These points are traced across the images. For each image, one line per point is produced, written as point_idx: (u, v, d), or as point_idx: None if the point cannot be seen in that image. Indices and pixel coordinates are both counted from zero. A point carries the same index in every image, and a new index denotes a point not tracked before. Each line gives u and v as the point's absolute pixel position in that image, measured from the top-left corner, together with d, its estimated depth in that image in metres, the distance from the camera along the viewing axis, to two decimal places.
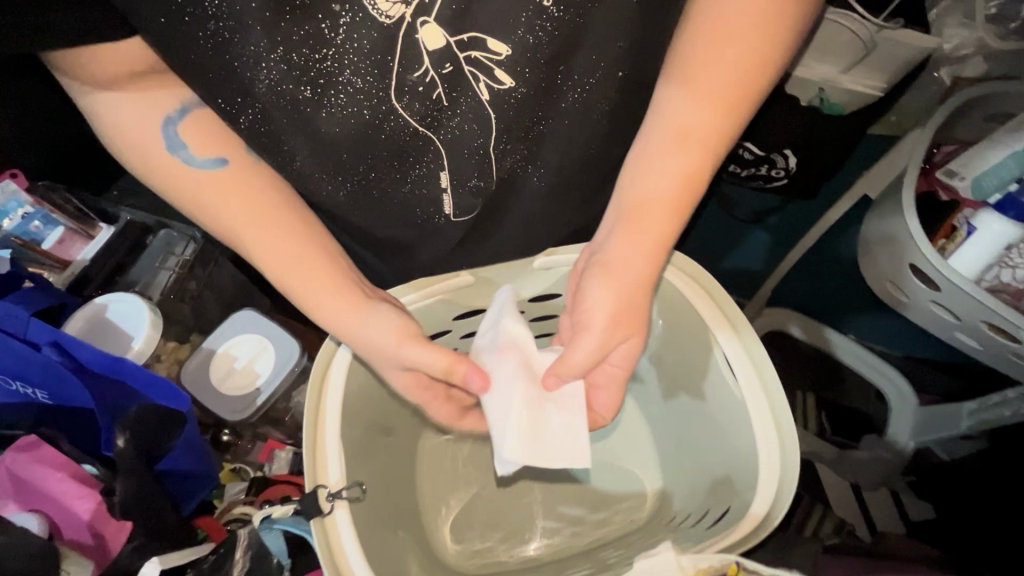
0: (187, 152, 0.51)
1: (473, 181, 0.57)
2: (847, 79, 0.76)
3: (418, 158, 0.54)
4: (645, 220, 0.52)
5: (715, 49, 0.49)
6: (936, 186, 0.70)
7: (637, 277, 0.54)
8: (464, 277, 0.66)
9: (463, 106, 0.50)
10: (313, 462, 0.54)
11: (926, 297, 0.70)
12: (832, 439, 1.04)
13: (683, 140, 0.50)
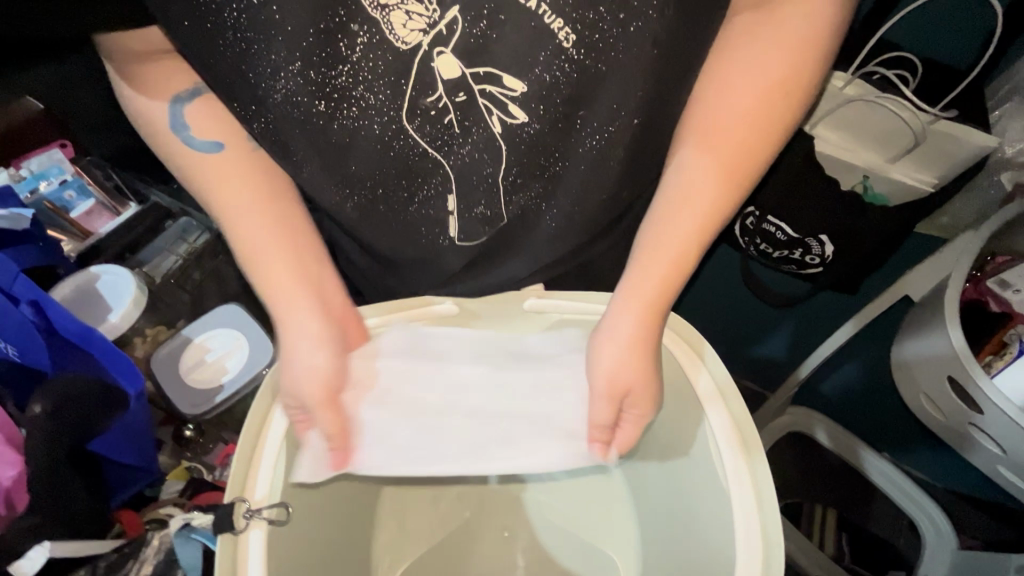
0: (187, 133, 0.50)
1: (479, 209, 0.55)
2: (895, 169, 0.71)
3: (426, 181, 0.53)
4: (648, 278, 0.49)
5: (724, 118, 0.47)
6: (987, 296, 0.63)
7: (634, 351, 0.49)
8: (451, 306, 0.60)
9: (473, 138, 0.49)
10: (241, 473, 0.50)
11: (966, 418, 0.62)
12: (849, 567, 0.92)
13: (677, 207, 0.48)
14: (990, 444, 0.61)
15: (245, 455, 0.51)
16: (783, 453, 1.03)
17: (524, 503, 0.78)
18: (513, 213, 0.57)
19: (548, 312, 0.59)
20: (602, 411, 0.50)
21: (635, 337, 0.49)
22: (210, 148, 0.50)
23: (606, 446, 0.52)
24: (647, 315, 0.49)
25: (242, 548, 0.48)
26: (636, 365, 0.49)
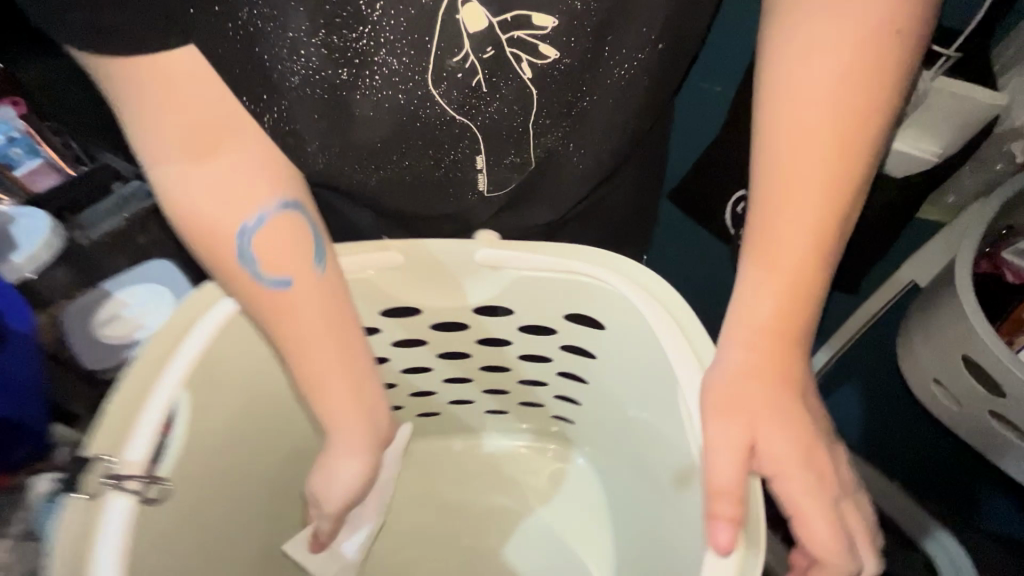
0: (255, 267, 0.44)
1: (510, 157, 0.50)
2: (893, 137, 0.63)
3: (453, 142, 0.48)
4: (757, 318, 0.41)
5: (805, 142, 0.38)
6: (1002, 268, 0.54)
7: (788, 457, 0.38)
8: (394, 254, 0.52)
9: (505, 91, 0.45)
10: (119, 425, 0.43)
11: (988, 406, 0.54)
12: None
13: (789, 227, 0.39)
14: (1014, 435, 0.54)
15: (120, 410, 0.44)
16: None
17: (492, 509, 0.69)
18: (542, 161, 0.52)
19: (502, 267, 0.52)
20: (726, 475, 0.39)
21: (749, 393, 0.40)
22: (280, 285, 0.44)
23: (736, 528, 0.39)
24: (766, 364, 0.40)
25: (97, 521, 0.41)
26: (751, 416, 0.39)
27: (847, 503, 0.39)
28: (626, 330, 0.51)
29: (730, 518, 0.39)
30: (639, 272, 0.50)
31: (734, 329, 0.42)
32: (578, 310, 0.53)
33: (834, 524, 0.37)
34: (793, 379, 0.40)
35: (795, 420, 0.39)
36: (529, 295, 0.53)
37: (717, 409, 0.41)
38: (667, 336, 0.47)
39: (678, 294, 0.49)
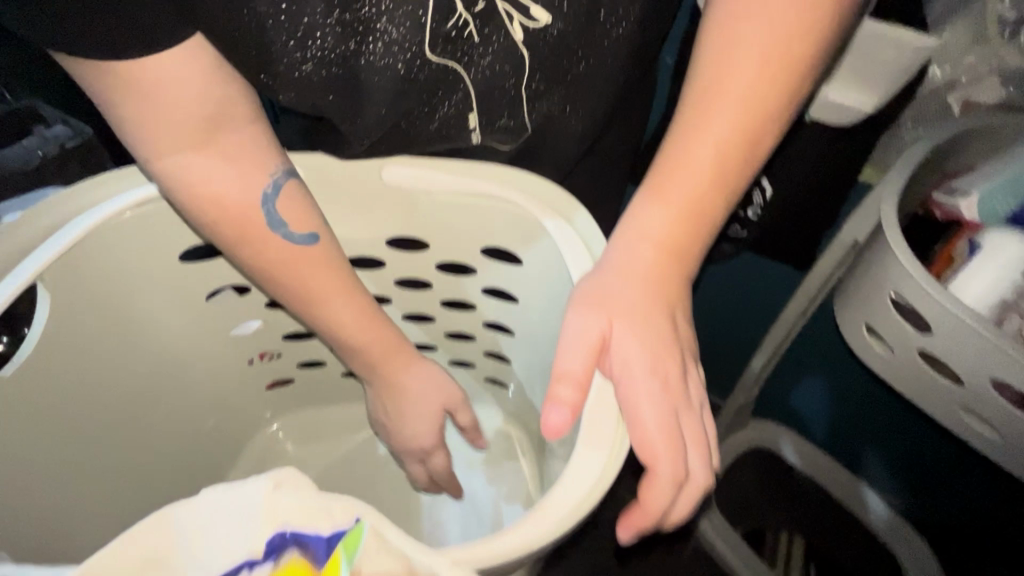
0: (284, 229, 0.49)
1: (503, 120, 0.54)
2: (831, 89, 0.66)
3: (447, 96, 0.51)
4: (647, 234, 0.44)
5: (726, 76, 0.42)
6: (933, 208, 0.57)
7: (644, 352, 0.40)
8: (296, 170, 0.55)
9: (494, 48, 0.48)
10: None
11: (913, 345, 0.53)
12: None
13: (684, 150, 0.44)
14: (940, 377, 0.52)
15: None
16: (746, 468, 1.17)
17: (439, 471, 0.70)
18: (536, 123, 0.56)
19: (403, 182, 0.55)
20: (572, 359, 0.40)
21: (619, 296, 0.42)
22: (306, 242, 0.50)
23: (572, 416, 0.38)
24: (645, 274, 0.43)
25: None
26: (613, 312, 0.41)
27: (691, 425, 0.40)
28: (535, 255, 0.56)
29: (569, 402, 0.38)
30: (551, 194, 0.54)
31: (625, 236, 0.45)
32: (494, 242, 0.58)
33: (670, 440, 0.38)
34: (665, 298, 0.43)
35: (660, 332, 0.41)
36: (444, 221, 0.58)
37: (587, 301, 0.42)
38: (566, 243, 0.51)
39: (580, 210, 0.53)
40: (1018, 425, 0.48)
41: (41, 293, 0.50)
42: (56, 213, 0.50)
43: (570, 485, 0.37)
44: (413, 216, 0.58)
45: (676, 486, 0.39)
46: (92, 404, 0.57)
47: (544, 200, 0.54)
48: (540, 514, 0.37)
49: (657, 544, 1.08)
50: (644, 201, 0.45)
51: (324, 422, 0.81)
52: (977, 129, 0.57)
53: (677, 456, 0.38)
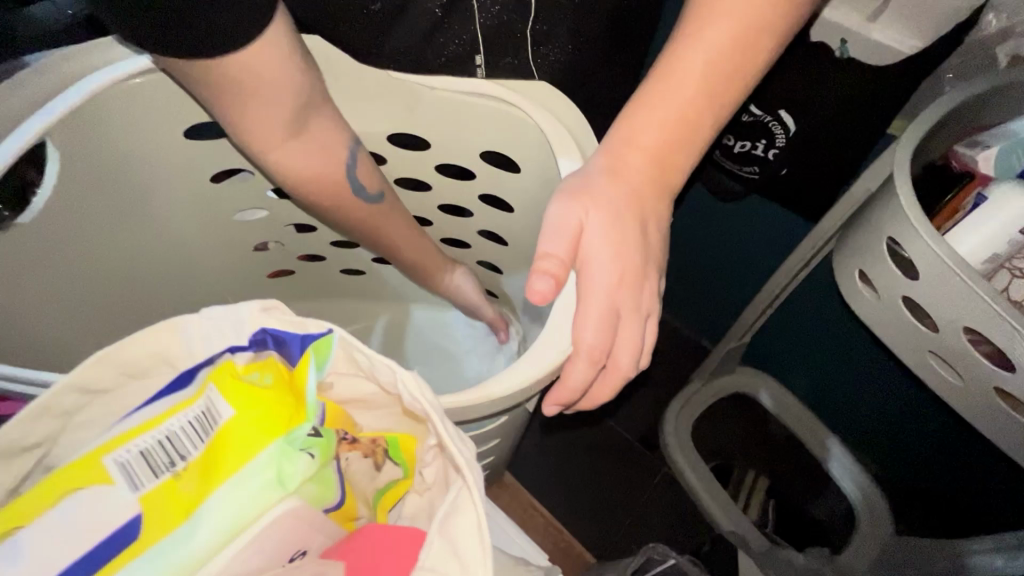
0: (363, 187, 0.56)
1: (507, 59, 0.59)
2: (875, 29, 0.67)
3: (453, 32, 0.56)
4: (636, 139, 0.44)
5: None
6: (952, 160, 0.57)
7: (620, 246, 0.41)
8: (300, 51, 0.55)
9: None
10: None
11: (897, 291, 0.54)
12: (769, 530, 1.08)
13: (685, 56, 0.43)
14: (918, 323, 0.54)
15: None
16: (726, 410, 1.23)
17: None
18: (542, 71, 0.61)
19: (406, 74, 0.55)
20: (553, 242, 0.40)
21: (605, 192, 0.43)
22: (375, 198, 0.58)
23: (550, 293, 0.40)
24: (630, 176, 0.43)
25: None
26: (598, 205, 0.42)
27: (631, 325, 0.41)
28: (534, 162, 0.57)
29: (553, 273, 0.40)
30: (555, 101, 0.55)
31: (619, 137, 0.44)
32: (495, 146, 0.59)
33: (603, 327, 0.39)
34: (643, 201, 0.43)
35: (634, 230, 0.42)
36: (446, 121, 0.58)
37: (573, 189, 0.43)
38: (564, 149, 0.52)
39: (580, 120, 0.55)
40: (981, 370, 0.50)
41: (51, 151, 0.51)
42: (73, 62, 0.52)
43: (534, 357, 0.39)
44: (415, 113, 0.58)
45: (593, 371, 0.40)
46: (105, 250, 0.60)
47: (548, 108, 0.54)
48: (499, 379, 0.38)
49: (627, 463, 1.15)
50: (643, 105, 0.44)
51: (325, 310, 0.84)
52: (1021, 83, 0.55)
53: (603, 344, 0.40)
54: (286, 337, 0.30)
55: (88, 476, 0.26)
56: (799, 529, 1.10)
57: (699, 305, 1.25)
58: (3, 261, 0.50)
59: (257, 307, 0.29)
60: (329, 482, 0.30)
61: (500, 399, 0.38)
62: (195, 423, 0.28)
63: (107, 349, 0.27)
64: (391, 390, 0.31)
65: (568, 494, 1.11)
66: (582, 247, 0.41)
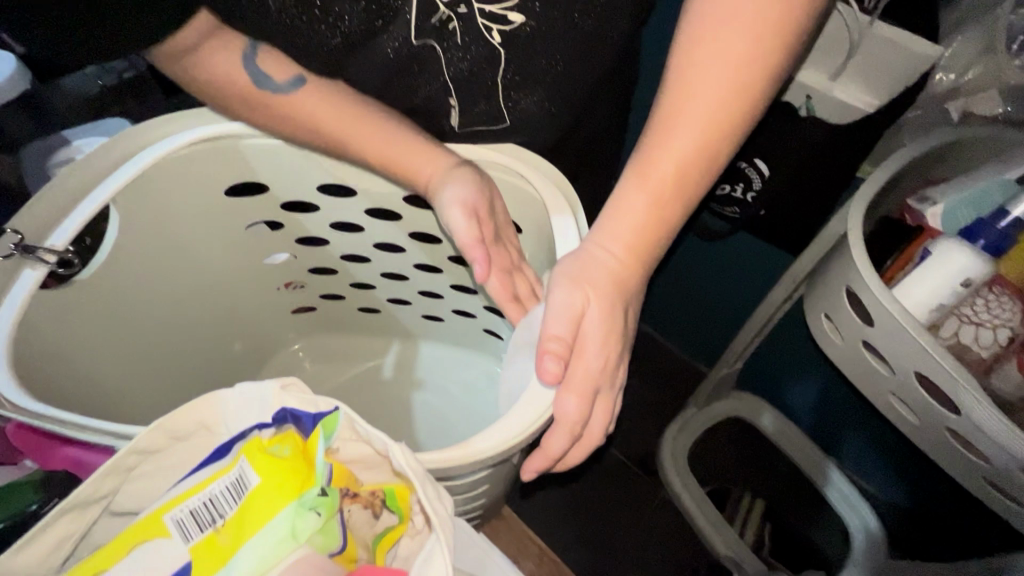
0: (272, 80, 0.54)
1: (481, 107, 0.59)
2: (836, 87, 0.72)
3: (425, 77, 0.56)
4: (621, 226, 0.46)
5: (695, 85, 0.44)
6: (903, 213, 0.61)
7: (606, 330, 0.43)
8: None
9: (472, 50, 0.54)
10: (43, 215, 0.52)
11: (858, 335, 0.59)
12: (765, 555, 1.12)
13: (666, 146, 0.45)
14: (880, 365, 0.59)
15: (51, 199, 0.53)
16: (722, 435, 1.27)
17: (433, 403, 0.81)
18: (514, 118, 0.61)
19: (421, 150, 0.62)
20: (556, 326, 0.42)
21: (598, 274, 0.44)
22: (293, 85, 0.55)
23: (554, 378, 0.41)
24: (617, 261, 0.45)
25: (11, 283, 0.49)
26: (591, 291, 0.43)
27: (606, 401, 0.44)
28: (536, 223, 0.63)
29: (558, 353, 0.41)
30: (551, 172, 0.60)
31: (608, 220, 0.46)
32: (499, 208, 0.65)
33: (585, 405, 0.41)
34: (626, 283, 0.46)
35: (620, 313, 0.44)
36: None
37: (571, 274, 0.44)
38: (559, 210, 0.57)
39: (570, 185, 0.60)
40: (937, 413, 0.54)
41: (113, 212, 0.57)
42: (131, 135, 0.57)
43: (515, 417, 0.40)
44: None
45: (573, 444, 0.42)
46: (146, 302, 0.65)
47: (541, 170, 0.60)
48: (488, 434, 0.39)
49: (627, 490, 1.19)
50: (627, 189, 0.46)
51: (334, 349, 0.89)
52: (971, 139, 0.60)
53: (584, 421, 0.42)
54: (301, 412, 0.35)
55: (152, 531, 0.31)
56: (796, 552, 1.14)
57: (692, 333, 1.29)
58: (59, 317, 0.55)
59: (278, 384, 0.35)
60: (334, 533, 0.34)
61: (477, 459, 0.39)
62: (231, 489, 0.32)
63: (165, 418, 0.32)
64: (384, 452, 0.36)
65: (569, 522, 1.14)
66: (578, 331, 0.43)
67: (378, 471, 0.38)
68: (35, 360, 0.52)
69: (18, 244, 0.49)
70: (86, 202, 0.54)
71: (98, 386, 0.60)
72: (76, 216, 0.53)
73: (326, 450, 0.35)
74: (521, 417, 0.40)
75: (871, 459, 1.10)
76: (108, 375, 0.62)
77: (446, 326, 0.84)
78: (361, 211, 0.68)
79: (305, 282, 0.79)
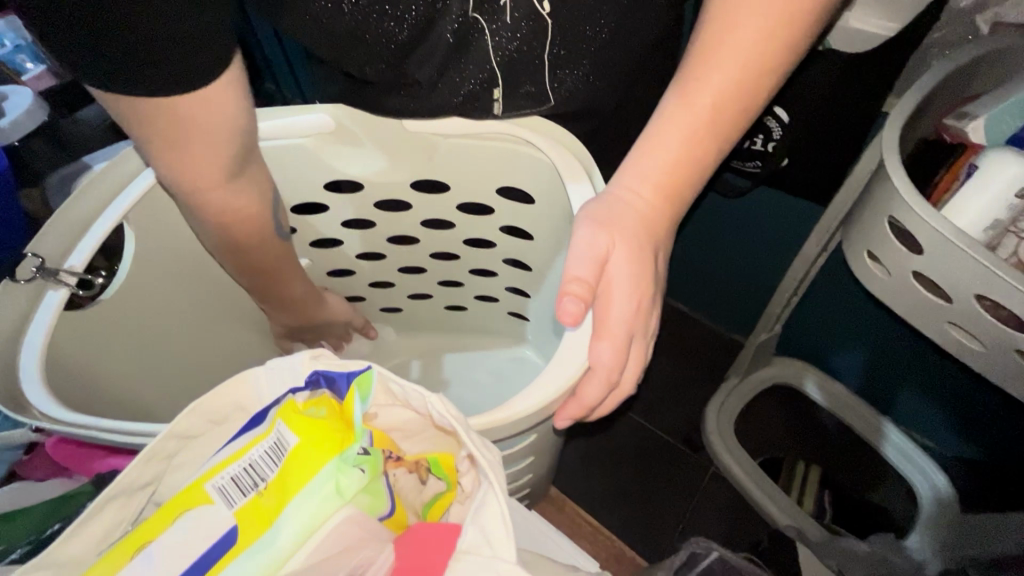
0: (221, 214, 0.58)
1: (526, 87, 0.54)
2: (851, 17, 0.69)
3: (469, 66, 0.52)
4: (645, 170, 0.43)
5: (734, 17, 0.40)
6: (942, 133, 0.58)
7: (637, 276, 0.40)
8: (324, 119, 0.60)
9: (522, 28, 0.49)
10: (60, 241, 0.53)
11: (907, 267, 0.55)
12: (827, 523, 1.07)
13: (694, 86, 0.42)
14: (932, 296, 0.55)
15: (69, 222, 0.54)
16: (769, 402, 1.23)
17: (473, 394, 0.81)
18: (560, 96, 0.56)
19: (424, 131, 0.59)
20: (579, 268, 0.39)
21: (622, 219, 0.42)
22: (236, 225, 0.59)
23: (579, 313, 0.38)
24: (642, 204, 0.43)
25: (36, 306, 0.50)
26: (615, 233, 0.41)
27: (639, 350, 0.41)
28: (550, 193, 0.61)
29: (580, 295, 0.38)
30: (561, 135, 0.58)
31: (633, 161, 0.43)
32: (509, 181, 0.63)
33: (620, 351, 0.38)
34: (654, 227, 0.43)
35: (649, 259, 0.41)
36: (462, 163, 0.62)
37: (596, 216, 0.42)
38: (569, 170, 0.56)
39: (584, 149, 0.58)
40: (1003, 336, 0.50)
41: (128, 231, 0.58)
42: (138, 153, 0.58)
43: (550, 377, 0.38)
44: (434, 160, 0.62)
45: (607, 393, 0.40)
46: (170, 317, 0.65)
47: (550, 137, 0.58)
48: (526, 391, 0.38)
49: (675, 468, 1.15)
50: (652, 131, 0.43)
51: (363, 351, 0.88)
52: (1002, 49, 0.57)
53: (619, 367, 0.39)
54: (333, 373, 0.34)
55: (190, 500, 0.30)
56: (859, 517, 1.08)
57: (724, 301, 1.25)
58: (83, 336, 0.55)
59: (308, 355, 0.34)
60: (379, 494, 0.34)
61: (519, 421, 0.38)
62: (271, 450, 0.32)
63: (198, 402, 0.32)
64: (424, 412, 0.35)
65: (617, 507, 1.11)
66: (604, 274, 0.40)
67: (425, 440, 0.37)
68: (63, 381, 0.52)
69: (39, 267, 0.50)
70: (100, 223, 0.55)
71: (137, 401, 0.60)
72: (90, 237, 0.54)
73: (363, 413, 0.34)
74: (560, 374, 0.38)
75: (925, 408, 1.05)
76: (144, 393, 0.62)
77: (471, 314, 0.83)
78: (373, 205, 0.68)
79: (327, 285, 0.78)
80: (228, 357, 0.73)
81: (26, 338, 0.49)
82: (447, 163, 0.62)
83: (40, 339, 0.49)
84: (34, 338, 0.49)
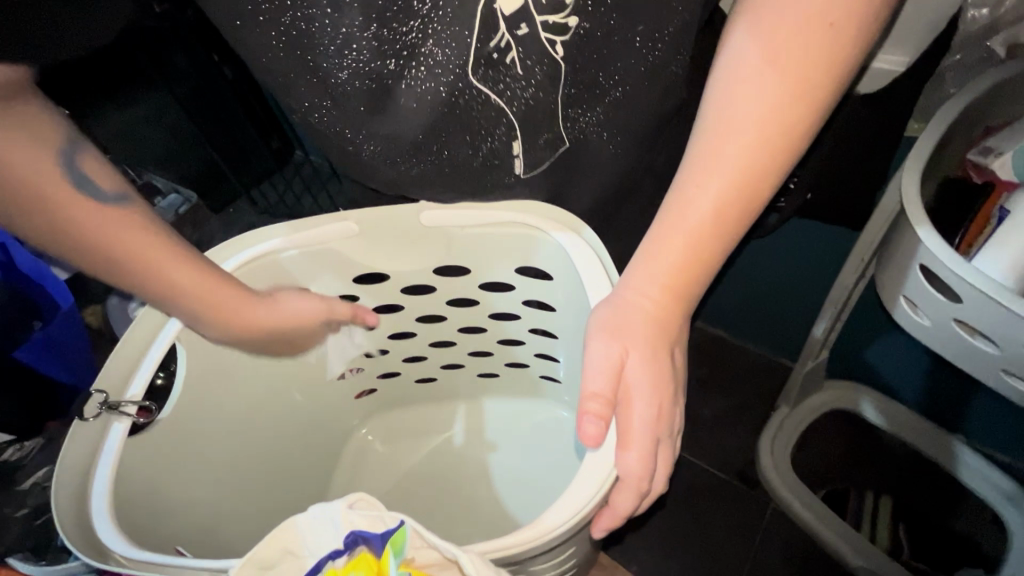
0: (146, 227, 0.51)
1: (543, 137, 0.54)
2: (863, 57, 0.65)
3: (489, 126, 0.53)
4: (650, 270, 0.45)
5: (727, 120, 0.42)
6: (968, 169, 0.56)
7: (656, 383, 0.43)
8: (349, 224, 0.64)
9: (536, 74, 0.49)
10: (120, 374, 0.59)
11: (946, 313, 0.53)
12: (906, 560, 0.98)
13: (693, 192, 0.43)
14: (983, 344, 0.52)
15: (127, 354, 0.59)
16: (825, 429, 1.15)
17: (520, 460, 0.83)
18: (576, 139, 0.56)
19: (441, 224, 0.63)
20: (596, 382, 0.43)
21: (636, 326, 0.44)
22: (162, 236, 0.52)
23: (601, 425, 0.42)
24: (652, 306, 0.45)
25: (104, 439, 0.55)
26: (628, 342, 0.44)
27: (666, 450, 0.44)
28: (564, 270, 0.62)
29: (598, 413, 0.42)
30: (568, 218, 0.61)
31: (638, 266, 0.46)
32: (526, 261, 0.65)
33: (645, 461, 0.42)
34: (666, 327, 0.45)
35: (666, 362, 0.44)
36: (478, 248, 0.65)
37: (607, 326, 0.45)
38: (584, 259, 0.58)
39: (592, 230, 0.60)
40: None
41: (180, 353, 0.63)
42: None
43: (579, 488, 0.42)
44: (454, 249, 0.65)
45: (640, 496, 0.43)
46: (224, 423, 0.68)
47: (559, 223, 0.61)
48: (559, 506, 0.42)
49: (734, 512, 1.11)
50: (656, 234, 0.45)
51: (404, 425, 0.89)
52: None
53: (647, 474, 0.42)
54: (369, 533, 0.38)
55: None
56: (942, 550, 0.99)
57: (765, 330, 1.22)
58: (148, 455, 0.60)
59: (346, 505, 0.39)
60: None
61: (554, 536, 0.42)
62: None
63: (251, 552, 0.36)
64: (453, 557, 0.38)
65: (677, 556, 1.08)
66: (621, 385, 0.43)
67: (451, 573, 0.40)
68: (129, 510, 0.56)
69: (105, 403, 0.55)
70: (150, 355, 0.60)
71: (196, 510, 0.64)
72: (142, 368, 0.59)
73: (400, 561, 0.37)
74: (582, 490, 0.43)
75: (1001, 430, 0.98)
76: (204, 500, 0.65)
77: (506, 379, 0.84)
78: (400, 290, 0.70)
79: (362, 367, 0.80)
80: (277, 449, 0.76)
81: (95, 473, 0.54)
82: (465, 249, 0.65)
83: (109, 465, 0.54)
84: (104, 467, 0.54)
